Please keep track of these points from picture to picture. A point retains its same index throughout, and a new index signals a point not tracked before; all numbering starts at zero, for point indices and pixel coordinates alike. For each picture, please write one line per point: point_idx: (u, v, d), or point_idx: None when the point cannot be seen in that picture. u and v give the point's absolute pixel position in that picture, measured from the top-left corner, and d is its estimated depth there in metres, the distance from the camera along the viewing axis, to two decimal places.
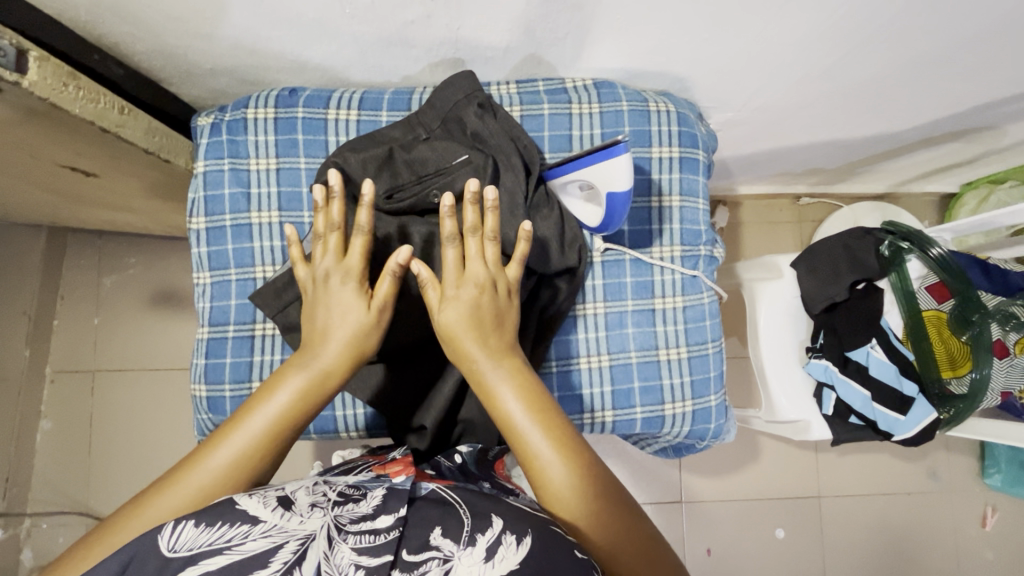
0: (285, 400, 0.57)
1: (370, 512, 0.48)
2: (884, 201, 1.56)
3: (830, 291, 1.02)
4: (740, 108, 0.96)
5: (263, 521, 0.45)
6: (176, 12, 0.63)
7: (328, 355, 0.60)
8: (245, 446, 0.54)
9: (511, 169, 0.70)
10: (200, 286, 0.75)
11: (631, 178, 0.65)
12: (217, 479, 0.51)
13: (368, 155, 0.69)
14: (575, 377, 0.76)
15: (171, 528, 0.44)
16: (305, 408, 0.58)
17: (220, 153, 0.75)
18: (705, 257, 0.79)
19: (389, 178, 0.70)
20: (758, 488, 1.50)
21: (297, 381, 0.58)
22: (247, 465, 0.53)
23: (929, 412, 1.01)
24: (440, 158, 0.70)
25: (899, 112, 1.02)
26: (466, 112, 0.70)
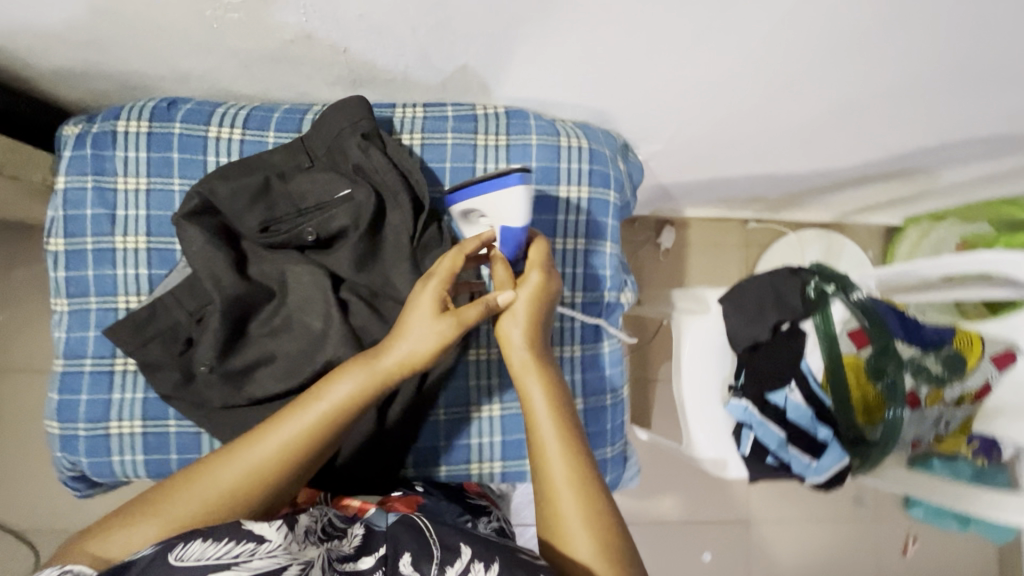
0: (344, 392, 0.53)
1: (352, 554, 0.49)
2: (829, 230, 1.55)
3: (753, 331, 1.02)
4: (668, 141, 0.93)
5: (268, 540, 0.45)
6: (20, 12, 0.56)
7: (389, 358, 0.54)
8: (305, 437, 0.53)
9: (395, 210, 0.65)
10: (57, 314, 0.68)
11: (526, 212, 0.58)
12: (267, 460, 0.51)
13: (239, 181, 0.63)
14: (459, 427, 0.71)
15: (183, 539, 0.43)
16: (359, 407, 0.54)
17: (84, 168, 0.68)
18: (609, 303, 0.75)
19: (264, 208, 0.64)
20: (688, 512, 1.50)
21: (358, 377, 0.54)
22: (293, 456, 0.52)
23: (840, 458, 0.99)
24: (321, 191, 0.64)
25: (832, 149, 1.01)
26: (352, 143, 0.65)
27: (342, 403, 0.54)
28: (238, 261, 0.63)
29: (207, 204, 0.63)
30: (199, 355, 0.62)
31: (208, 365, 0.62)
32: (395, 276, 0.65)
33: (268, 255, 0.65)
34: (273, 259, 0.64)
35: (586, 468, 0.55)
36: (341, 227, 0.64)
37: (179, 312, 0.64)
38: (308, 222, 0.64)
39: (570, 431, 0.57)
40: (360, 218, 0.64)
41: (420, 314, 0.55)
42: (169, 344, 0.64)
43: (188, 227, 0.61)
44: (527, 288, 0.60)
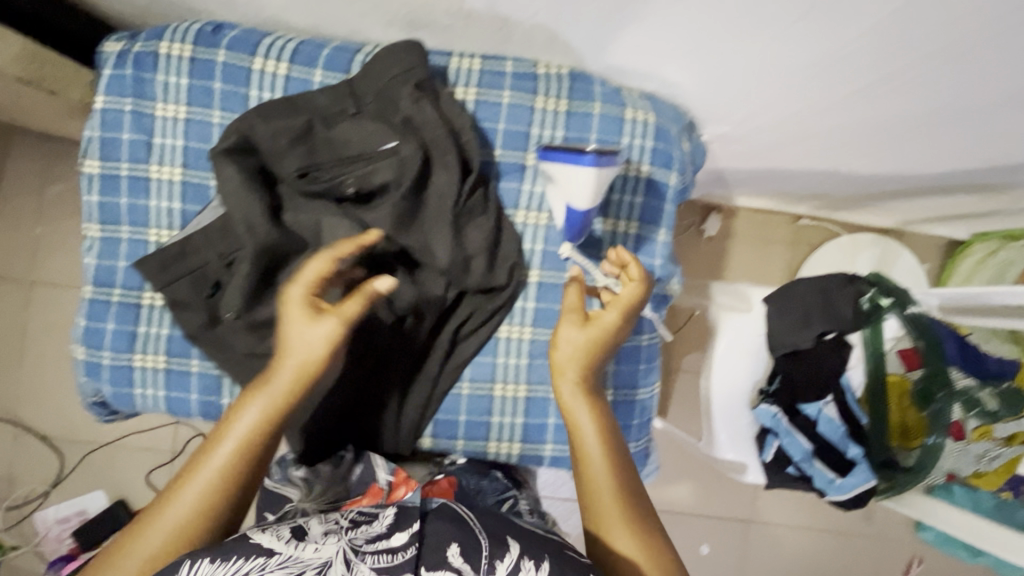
0: (248, 420, 0.52)
1: (385, 531, 0.49)
2: (887, 236, 1.45)
3: (794, 338, 0.96)
4: (736, 124, 0.86)
5: (279, 552, 0.45)
6: None
7: (282, 377, 0.53)
8: (217, 478, 0.50)
9: (439, 170, 0.61)
10: (88, 239, 0.66)
11: (593, 198, 0.61)
12: (185, 518, 0.49)
13: (281, 122, 0.59)
14: (479, 403, 0.69)
15: (187, 563, 0.43)
16: (267, 428, 0.52)
17: (123, 90, 0.64)
18: (654, 294, 0.70)
19: (304, 153, 0.60)
20: (692, 504, 1.49)
21: (256, 401, 0.52)
22: (209, 505, 0.50)
23: (868, 478, 0.96)
24: (364, 141, 0.60)
25: (918, 151, 0.91)
26: (402, 93, 0.60)
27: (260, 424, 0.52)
28: (273, 207, 0.60)
29: (245, 142, 0.60)
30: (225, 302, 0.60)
31: (234, 313, 0.60)
32: (434, 241, 0.61)
33: (302, 204, 0.60)
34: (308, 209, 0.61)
35: (635, 497, 0.54)
36: (383, 183, 0.60)
37: (210, 252, 0.62)
38: (348, 173, 0.60)
39: (616, 458, 0.56)
40: (402, 174, 0.59)
41: (312, 333, 0.52)
42: (199, 284, 0.63)
43: (224, 166, 0.58)
44: (594, 324, 0.60)
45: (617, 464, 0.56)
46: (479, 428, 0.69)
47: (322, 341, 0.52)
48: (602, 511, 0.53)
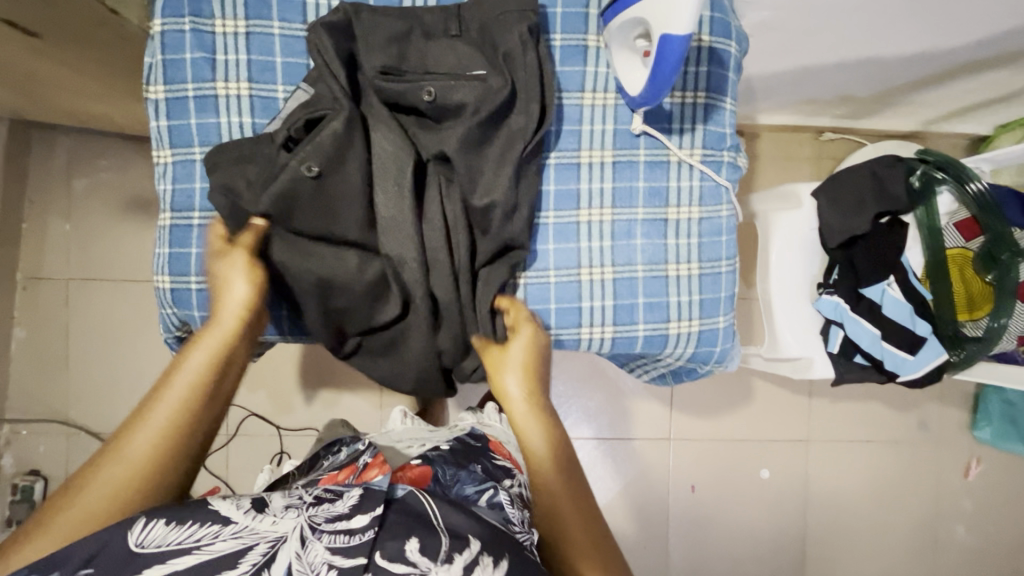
0: (201, 357, 0.57)
1: (346, 512, 0.49)
2: (910, 140, 1.45)
3: (851, 223, 0.95)
4: (777, 6, 0.85)
5: (234, 522, 0.47)
6: None
7: (227, 322, 0.60)
8: (177, 416, 0.54)
9: (529, 55, 0.61)
10: (161, 166, 0.66)
11: (695, 20, 0.51)
12: (147, 452, 0.52)
13: (382, 34, 0.61)
14: (568, 291, 0.69)
15: (141, 524, 0.45)
16: (225, 371, 0.58)
17: (180, 9, 0.63)
18: (728, 163, 0.70)
19: (393, 55, 0.61)
20: (747, 431, 1.49)
21: (207, 347, 0.58)
22: (173, 440, 0.53)
23: (939, 353, 0.98)
24: (455, 62, 0.62)
25: (955, 20, 0.91)
26: (508, 9, 0.62)
27: (206, 360, 0.57)
28: (351, 95, 0.60)
29: (346, 32, 0.61)
30: (306, 154, 0.57)
31: (313, 169, 0.57)
32: (490, 176, 0.61)
33: (384, 114, 0.61)
34: (386, 103, 0.62)
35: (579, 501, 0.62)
36: (461, 101, 0.60)
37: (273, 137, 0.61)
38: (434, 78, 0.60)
39: (562, 457, 0.64)
40: (485, 99, 0.60)
41: (236, 272, 0.61)
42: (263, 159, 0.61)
43: (327, 40, 0.59)
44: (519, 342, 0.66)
45: (564, 463, 0.64)
46: (570, 313, 0.69)
47: (248, 282, 0.61)
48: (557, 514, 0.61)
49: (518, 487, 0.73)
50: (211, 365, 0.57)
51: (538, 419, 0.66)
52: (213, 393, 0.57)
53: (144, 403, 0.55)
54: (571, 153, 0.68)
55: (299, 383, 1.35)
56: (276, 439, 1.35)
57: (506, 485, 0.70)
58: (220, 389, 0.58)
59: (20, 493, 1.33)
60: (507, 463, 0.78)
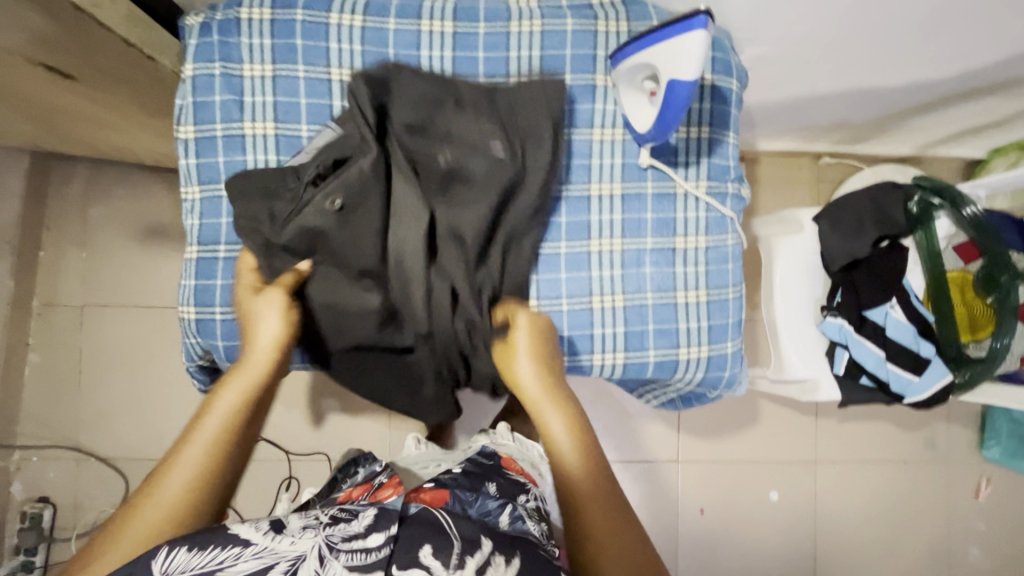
0: (230, 397, 0.58)
1: (362, 531, 0.51)
2: (907, 164, 1.49)
3: (852, 247, 0.98)
4: (775, 42, 0.89)
5: (255, 544, 0.48)
6: None
7: (258, 361, 0.61)
8: (207, 458, 0.55)
9: (548, 135, 0.64)
10: (189, 202, 0.69)
11: (701, 65, 0.55)
12: (179, 495, 0.53)
13: (415, 93, 0.63)
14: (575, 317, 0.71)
15: (164, 552, 0.47)
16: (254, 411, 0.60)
17: (211, 55, 0.68)
18: (733, 195, 0.73)
19: (421, 115, 0.63)
20: (754, 452, 1.49)
21: (237, 385, 0.59)
22: (204, 481, 0.55)
23: (945, 373, 0.99)
24: (477, 134, 0.63)
25: (945, 53, 0.95)
26: (540, 98, 0.65)
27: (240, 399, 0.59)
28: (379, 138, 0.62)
29: (378, 81, 0.63)
30: (331, 189, 0.61)
31: (336, 205, 0.61)
32: (501, 248, 0.66)
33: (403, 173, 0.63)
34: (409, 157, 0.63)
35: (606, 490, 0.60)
36: (477, 172, 0.63)
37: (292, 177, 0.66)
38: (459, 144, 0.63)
39: (585, 439, 0.63)
40: (501, 172, 0.63)
41: (270, 311, 0.63)
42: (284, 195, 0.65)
43: (363, 91, 0.62)
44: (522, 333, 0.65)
45: (586, 446, 0.63)
46: (582, 340, 0.71)
47: (281, 319, 0.63)
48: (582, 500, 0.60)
49: (533, 502, 0.74)
50: (243, 403, 0.59)
51: (552, 401, 0.64)
52: (242, 432, 0.58)
53: (177, 442, 0.56)
54: (582, 185, 0.71)
55: (309, 407, 1.36)
56: (285, 463, 1.36)
57: (522, 502, 0.72)
58: (251, 427, 0.59)
59: (28, 519, 1.34)
60: (522, 479, 0.80)
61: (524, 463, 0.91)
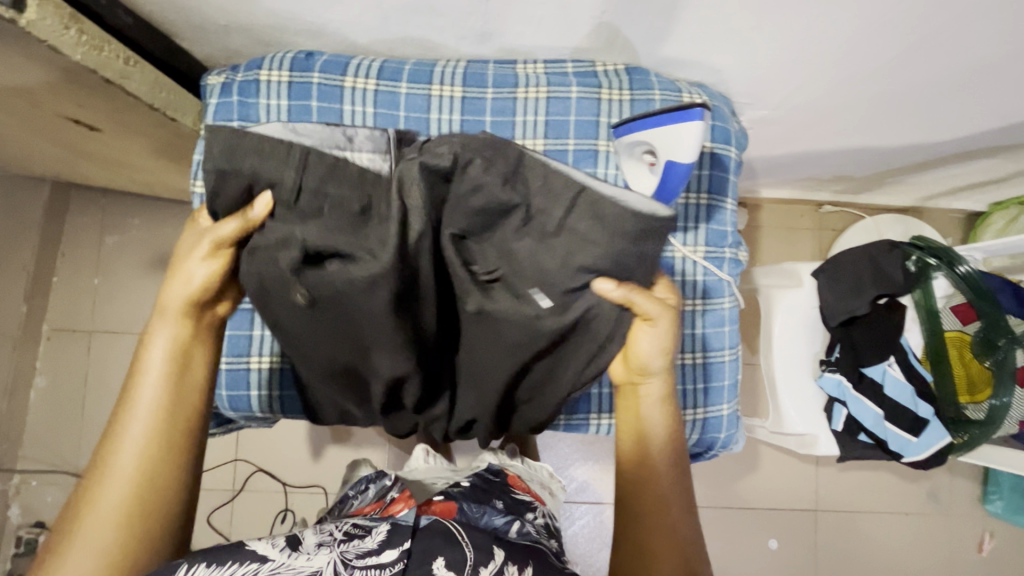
0: (159, 358, 0.51)
1: (375, 547, 0.51)
2: (907, 214, 1.50)
3: (851, 304, 0.98)
4: (774, 106, 0.91)
5: (271, 560, 0.48)
6: None
7: (178, 305, 0.52)
8: (150, 435, 0.50)
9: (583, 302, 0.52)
10: None
11: (697, 151, 0.57)
12: (130, 484, 0.48)
13: (480, 201, 0.46)
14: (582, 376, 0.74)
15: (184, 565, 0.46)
16: (183, 371, 0.52)
17: (230, 114, 0.71)
18: (730, 259, 0.75)
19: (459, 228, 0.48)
20: (753, 498, 1.48)
21: (165, 337, 0.52)
22: (151, 465, 0.49)
23: (943, 436, 0.98)
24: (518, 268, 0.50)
25: (945, 118, 0.97)
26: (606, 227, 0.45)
27: (166, 364, 0.51)
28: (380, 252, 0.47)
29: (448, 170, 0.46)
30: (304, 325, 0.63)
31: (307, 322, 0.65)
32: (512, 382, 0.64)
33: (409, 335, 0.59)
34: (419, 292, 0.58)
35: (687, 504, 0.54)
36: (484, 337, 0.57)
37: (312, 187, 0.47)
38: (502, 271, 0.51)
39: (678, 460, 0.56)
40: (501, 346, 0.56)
41: (195, 256, 0.52)
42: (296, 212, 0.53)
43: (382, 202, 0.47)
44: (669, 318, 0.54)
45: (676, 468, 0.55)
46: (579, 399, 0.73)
47: (208, 264, 0.52)
48: (648, 486, 0.54)
49: (541, 519, 0.75)
50: (172, 368, 0.52)
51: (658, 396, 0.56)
52: (181, 393, 0.52)
53: (106, 435, 0.49)
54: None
55: (307, 440, 1.37)
56: (281, 495, 1.36)
57: (530, 518, 0.72)
58: (187, 392, 0.52)
59: (23, 545, 1.33)
60: (528, 499, 0.79)
61: (531, 483, 0.89)
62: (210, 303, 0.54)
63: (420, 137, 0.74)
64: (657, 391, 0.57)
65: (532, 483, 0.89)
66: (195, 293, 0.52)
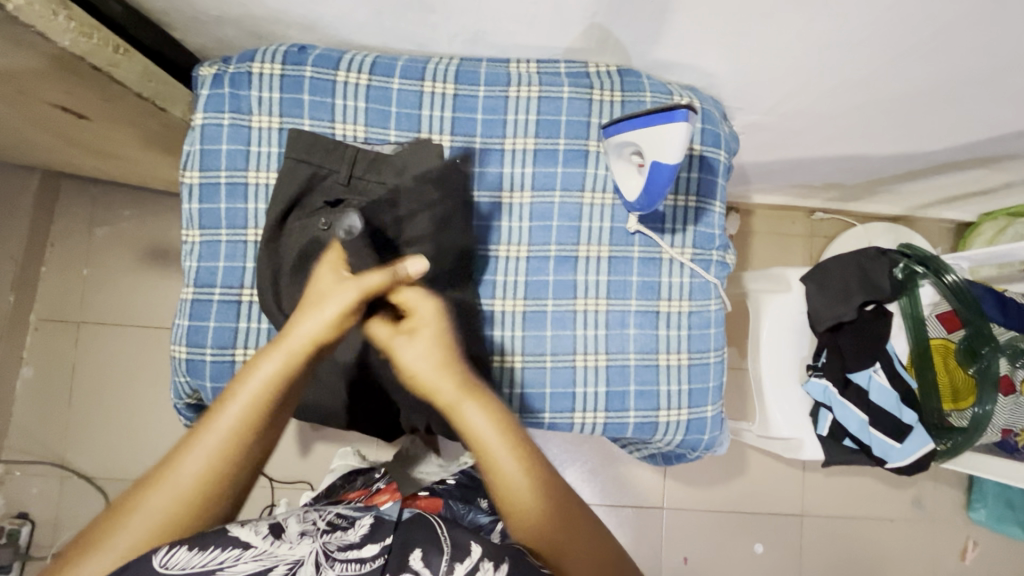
0: (261, 382, 0.51)
1: (357, 541, 0.52)
2: (898, 223, 1.51)
3: (837, 310, 0.99)
4: (765, 112, 0.92)
5: (254, 547, 0.47)
6: None
7: (299, 339, 0.53)
8: (218, 461, 0.48)
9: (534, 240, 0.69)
10: (189, 244, 0.72)
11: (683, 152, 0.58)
12: (184, 499, 0.47)
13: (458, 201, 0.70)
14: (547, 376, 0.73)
15: (165, 547, 0.44)
16: (271, 413, 0.51)
17: (221, 106, 0.71)
18: (717, 262, 0.75)
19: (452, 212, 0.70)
20: (740, 502, 1.48)
21: (269, 368, 0.52)
22: (209, 491, 0.48)
23: (925, 442, 0.99)
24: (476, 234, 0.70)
25: (935, 128, 0.98)
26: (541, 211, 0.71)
27: (252, 402, 0.50)
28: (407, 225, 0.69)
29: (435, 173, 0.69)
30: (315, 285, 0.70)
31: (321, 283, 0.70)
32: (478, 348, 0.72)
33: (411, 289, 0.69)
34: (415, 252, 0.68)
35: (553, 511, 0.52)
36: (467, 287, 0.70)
37: (389, 211, 0.67)
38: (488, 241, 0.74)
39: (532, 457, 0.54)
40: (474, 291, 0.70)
41: (336, 297, 0.54)
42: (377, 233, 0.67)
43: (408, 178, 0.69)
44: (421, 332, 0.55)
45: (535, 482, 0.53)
46: (563, 399, 0.73)
47: (340, 309, 0.54)
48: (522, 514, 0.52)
49: None
50: (269, 397, 0.51)
51: (475, 400, 0.54)
52: (262, 431, 0.50)
53: (191, 429, 0.50)
54: (493, 246, 0.74)
55: (295, 435, 1.36)
56: (268, 491, 1.35)
57: None
58: (271, 432, 0.51)
59: (6, 535, 1.32)
60: None
61: None
62: (329, 348, 0.55)
63: (411, 133, 0.74)
64: (478, 418, 0.54)
65: None
66: (322, 334, 0.53)
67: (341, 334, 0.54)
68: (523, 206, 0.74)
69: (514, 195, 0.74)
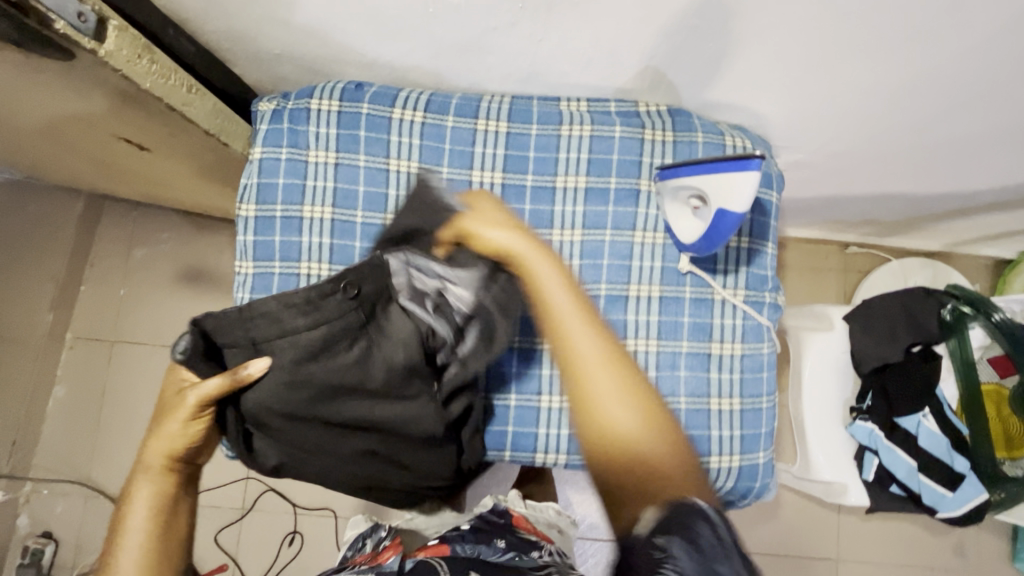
0: (141, 509, 0.57)
1: None
2: (935, 259, 1.48)
3: (883, 351, 0.97)
4: (811, 151, 0.92)
5: None
6: (275, 13, 0.59)
7: (154, 460, 0.59)
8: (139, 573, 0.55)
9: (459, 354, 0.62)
10: (241, 276, 0.73)
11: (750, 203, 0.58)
12: None
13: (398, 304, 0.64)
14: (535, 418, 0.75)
15: None
16: (163, 521, 0.58)
17: (279, 141, 0.72)
18: (771, 304, 0.74)
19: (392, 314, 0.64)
20: (772, 544, 1.44)
21: (146, 489, 0.58)
22: None
23: (979, 491, 0.97)
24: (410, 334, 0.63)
25: (982, 169, 0.97)
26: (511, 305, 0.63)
27: (149, 517, 0.57)
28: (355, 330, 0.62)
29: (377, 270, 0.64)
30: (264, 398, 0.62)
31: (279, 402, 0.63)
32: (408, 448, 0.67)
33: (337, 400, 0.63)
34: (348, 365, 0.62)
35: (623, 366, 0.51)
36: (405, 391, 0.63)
37: (241, 332, 0.60)
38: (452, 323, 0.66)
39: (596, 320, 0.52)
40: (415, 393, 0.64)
41: (175, 419, 0.59)
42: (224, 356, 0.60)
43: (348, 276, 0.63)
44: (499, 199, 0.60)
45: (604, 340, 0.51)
46: None
47: (185, 428, 0.60)
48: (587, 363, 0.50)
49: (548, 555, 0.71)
50: (156, 511, 0.58)
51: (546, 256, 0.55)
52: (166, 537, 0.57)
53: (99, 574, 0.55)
54: None
55: None
56: (290, 517, 1.34)
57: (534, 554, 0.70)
58: (173, 532, 0.58)
59: (30, 555, 1.32)
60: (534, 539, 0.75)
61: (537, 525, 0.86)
62: (191, 457, 0.62)
63: (463, 170, 0.75)
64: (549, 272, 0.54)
65: (538, 525, 0.86)
66: (173, 448, 0.59)
67: (196, 440, 0.61)
68: (574, 244, 0.74)
69: (565, 233, 0.74)
